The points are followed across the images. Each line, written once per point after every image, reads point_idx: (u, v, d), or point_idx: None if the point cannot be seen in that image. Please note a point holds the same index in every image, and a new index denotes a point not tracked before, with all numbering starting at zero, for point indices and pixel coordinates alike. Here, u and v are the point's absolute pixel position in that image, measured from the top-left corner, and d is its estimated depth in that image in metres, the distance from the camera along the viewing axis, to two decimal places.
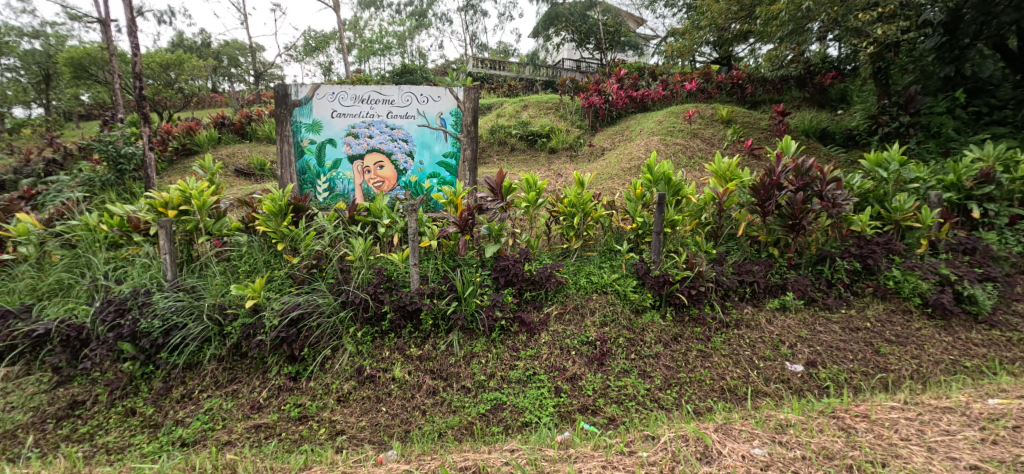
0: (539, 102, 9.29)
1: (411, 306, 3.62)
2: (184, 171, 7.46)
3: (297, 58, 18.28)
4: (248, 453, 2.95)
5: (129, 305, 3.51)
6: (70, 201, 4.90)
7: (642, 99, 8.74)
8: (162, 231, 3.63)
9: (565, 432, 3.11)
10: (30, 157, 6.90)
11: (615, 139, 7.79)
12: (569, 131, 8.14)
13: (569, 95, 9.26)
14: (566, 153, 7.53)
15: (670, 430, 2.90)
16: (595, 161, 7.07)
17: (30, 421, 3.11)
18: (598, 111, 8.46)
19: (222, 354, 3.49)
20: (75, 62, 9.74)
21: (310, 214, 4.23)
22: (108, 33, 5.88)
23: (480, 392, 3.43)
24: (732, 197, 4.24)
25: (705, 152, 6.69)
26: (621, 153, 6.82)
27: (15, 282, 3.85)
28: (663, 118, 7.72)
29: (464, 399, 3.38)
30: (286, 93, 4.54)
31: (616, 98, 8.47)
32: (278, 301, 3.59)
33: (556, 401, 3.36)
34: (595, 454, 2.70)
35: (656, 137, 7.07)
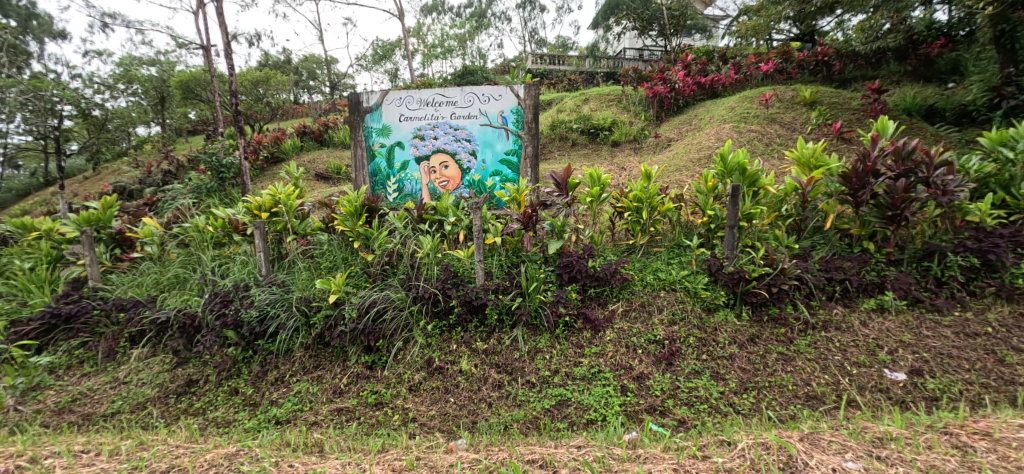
0: (601, 95, 9.08)
1: (477, 301, 3.75)
2: (272, 177, 8.25)
3: (366, 67, 19.35)
4: (333, 434, 3.22)
5: (232, 297, 3.95)
6: (183, 206, 5.62)
7: (712, 84, 8.21)
8: (256, 232, 4.04)
9: (632, 432, 3.04)
10: (151, 170, 7.97)
11: (682, 128, 7.39)
12: (631, 123, 7.85)
13: (632, 86, 8.92)
14: (629, 146, 7.29)
15: (748, 437, 2.73)
16: (660, 153, 6.78)
17: (156, 395, 3.60)
18: (664, 100, 7.98)
19: (309, 343, 3.83)
20: (184, 85, 11.15)
21: (382, 214, 4.44)
22: (209, 57, 6.62)
23: (545, 387, 3.46)
24: (820, 186, 3.86)
25: (785, 138, 6.15)
26: (689, 143, 6.48)
27: (143, 276, 4.48)
28: (737, 104, 7.18)
29: (529, 393, 3.43)
30: (358, 101, 4.81)
31: (682, 86, 7.97)
32: (356, 296, 3.88)
33: (621, 400, 3.29)
34: (664, 456, 2.62)
35: (728, 124, 6.61)
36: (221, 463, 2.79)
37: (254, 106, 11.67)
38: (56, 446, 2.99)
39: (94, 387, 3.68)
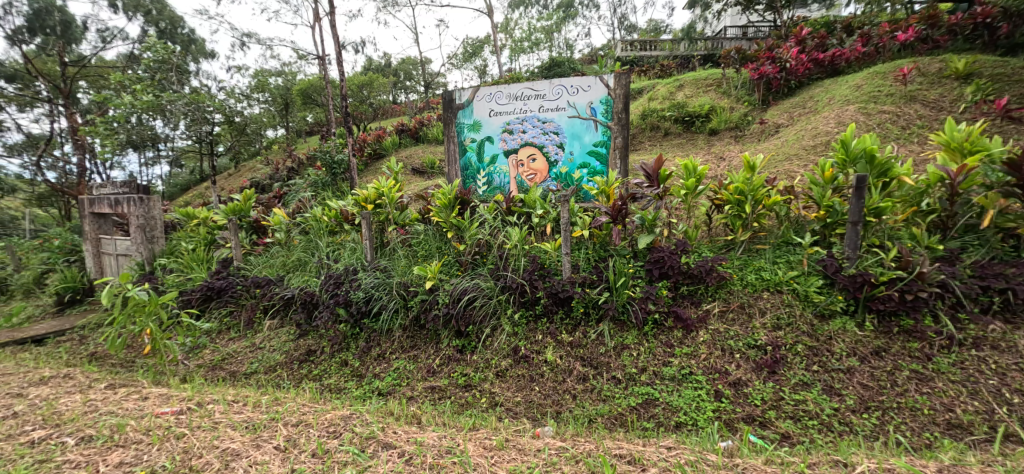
0: (697, 80, 8.40)
1: (563, 294, 3.75)
2: (375, 172, 9.00)
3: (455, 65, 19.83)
4: (428, 408, 3.44)
5: (343, 279, 4.44)
6: (304, 199, 6.44)
7: (832, 60, 7.06)
8: (364, 221, 4.46)
9: (727, 440, 2.85)
10: (277, 167, 9.14)
11: (793, 112, 6.54)
12: (732, 109, 7.17)
13: (734, 68, 8.06)
14: (729, 134, 6.66)
15: (870, 461, 2.42)
16: (766, 140, 6.11)
17: (283, 361, 4.17)
18: (771, 82, 7.15)
19: (407, 324, 4.15)
20: (304, 92, 12.81)
21: (473, 206, 4.62)
22: (325, 65, 7.39)
23: (631, 384, 3.37)
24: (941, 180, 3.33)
25: (928, 119, 5.19)
26: (802, 128, 5.76)
27: (274, 258, 5.21)
28: (864, 81, 6.20)
29: (614, 389, 3.37)
30: (451, 98, 5.07)
31: (795, 64, 6.99)
32: (449, 283, 4.11)
33: (715, 406, 3.09)
34: (767, 468, 2.42)
35: (853, 105, 5.77)
36: (339, 422, 2.99)
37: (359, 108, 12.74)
38: (214, 394, 3.57)
39: (238, 350, 4.38)
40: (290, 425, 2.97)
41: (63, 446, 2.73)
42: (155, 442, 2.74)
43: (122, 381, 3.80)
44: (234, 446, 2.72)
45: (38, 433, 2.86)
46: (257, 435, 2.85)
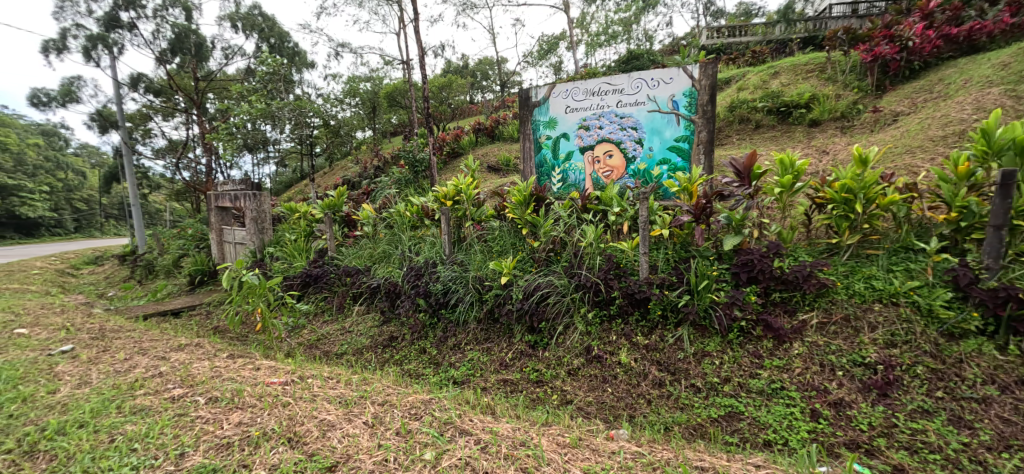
0: (796, 65, 7.57)
1: (639, 295, 3.60)
2: (453, 170, 9.30)
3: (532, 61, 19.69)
4: (502, 400, 3.46)
5: (423, 271, 4.69)
6: (389, 196, 7.00)
7: (969, 35, 6.01)
8: (442, 217, 4.70)
9: (826, 466, 2.55)
10: (364, 170, 9.80)
11: (915, 98, 5.67)
12: (838, 96, 6.38)
13: (841, 50, 7.13)
14: (834, 125, 5.93)
15: None
16: (879, 132, 5.37)
17: (369, 344, 4.46)
18: (888, 64, 6.16)
19: (482, 317, 4.25)
20: (390, 95, 13.23)
21: (548, 203, 4.59)
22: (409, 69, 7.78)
23: (713, 394, 3.15)
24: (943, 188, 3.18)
25: None
26: (926, 117, 4.98)
27: (362, 250, 5.62)
28: (1013, 59, 5.21)
29: (693, 398, 3.17)
30: (528, 96, 5.16)
31: (919, 42, 5.97)
32: (523, 279, 4.12)
33: (811, 427, 2.79)
34: None
35: (997, 88, 4.88)
36: (419, 405, 3.00)
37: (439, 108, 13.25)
38: (313, 370, 3.79)
39: (331, 332, 4.77)
40: (377, 404, 3.01)
41: (195, 404, 2.96)
42: (267, 407, 2.90)
43: (237, 352, 4.28)
44: (330, 417, 2.80)
45: (177, 390, 3.14)
46: (349, 410, 2.92)
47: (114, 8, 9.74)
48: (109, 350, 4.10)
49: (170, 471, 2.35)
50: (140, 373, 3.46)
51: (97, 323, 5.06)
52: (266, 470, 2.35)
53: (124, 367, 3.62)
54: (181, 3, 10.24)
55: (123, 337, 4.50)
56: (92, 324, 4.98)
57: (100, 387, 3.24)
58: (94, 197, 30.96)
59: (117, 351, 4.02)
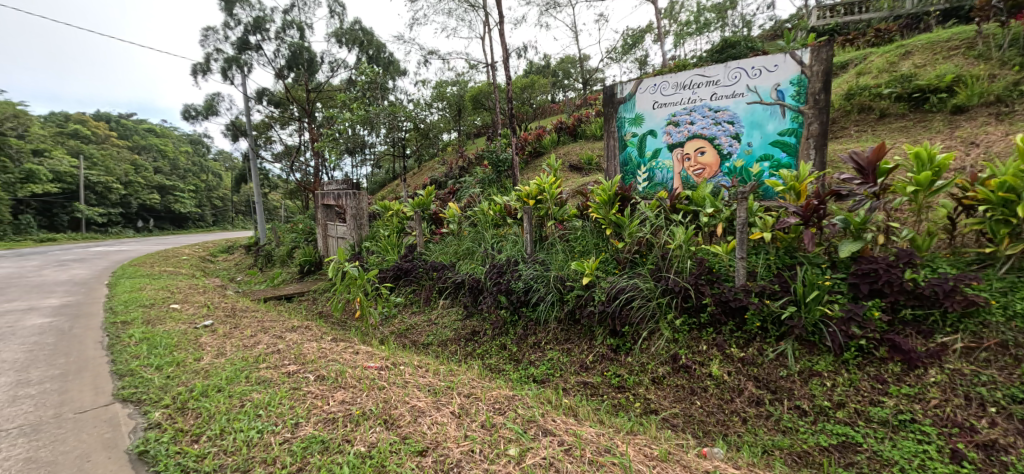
0: (932, 45, 6.57)
1: (735, 303, 3.30)
2: (536, 169, 9.29)
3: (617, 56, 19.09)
4: (583, 402, 3.33)
5: (505, 269, 4.71)
6: (474, 195, 7.17)
7: None
8: (524, 216, 4.71)
9: None
10: (449, 171, 10.12)
11: None
12: (989, 78, 5.41)
13: (996, 22, 6.04)
14: (984, 113, 5.04)
15: None
16: None
17: (453, 337, 4.54)
18: None
19: (562, 317, 4.15)
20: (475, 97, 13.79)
21: (633, 203, 4.37)
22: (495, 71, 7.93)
23: (823, 420, 2.81)
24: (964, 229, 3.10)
25: None
26: None
27: (448, 247, 5.80)
28: None
29: (798, 421, 2.85)
30: (612, 93, 4.98)
31: None
32: (606, 281, 3.97)
33: (951, 470, 2.38)
34: None
35: None
36: (503, 400, 3.00)
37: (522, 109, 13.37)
38: (405, 357, 3.93)
39: (417, 323, 4.93)
40: (463, 396, 3.05)
41: (306, 380, 3.20)
42: (365, 389, 3.05)
43: (339, 336, 4.59)
44: (420, 404, 2.87)
45: (291, 367, 3.43)
46: (437, 398, 2.97)
47: (245, 31, 10.97)
48: (239, 326, 4.60)
49: (288, 438, 2.55)
50: (263, 349, 3.82)
51: (229, 303, 5.75)
52: (365, 447, 2.45)
53: (251, 342, 4.03)
54: (297, 24, 11.28)
55: (250, 317, 5.03)
56: (226, 303, 5.65)
57: (233, 358, 3.64)
58: (226, 197, 35.41)
59: (245, 328, 4.49)
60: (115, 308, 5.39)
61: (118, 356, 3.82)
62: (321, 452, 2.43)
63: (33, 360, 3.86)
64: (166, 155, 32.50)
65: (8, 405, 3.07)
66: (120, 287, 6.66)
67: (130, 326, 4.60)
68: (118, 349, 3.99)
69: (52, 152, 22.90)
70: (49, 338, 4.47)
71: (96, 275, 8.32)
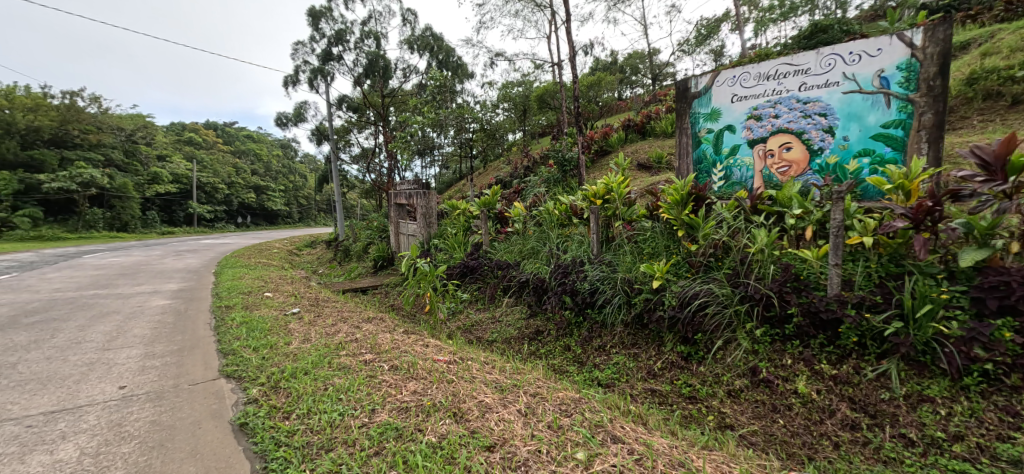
0: None
1: (827, 314, 3.00)
2: (602, 167, 9.08)
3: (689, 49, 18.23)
4: (652, 411, 3.16)
5: (570, 269, 4.59)
6: (539, 194, 7.14)
7: None
8: (591, 216, 4.64)
9: None
10: (515, 170, 10.18)
11: None
12: None
13: None
14: None
15: None
16: None
17: (516, 335, 4.51)
18: None
19: (628, 321, 3.97)
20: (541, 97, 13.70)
21: (709, 202, 4.09)
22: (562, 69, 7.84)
23: (935, 453, 2.48)
24: None
25: None
26: None
27: (512, 245, 5.80)
28: None
29: (903, 451, 2.53)
30: (686, 88, 4.73)
31: None
32: (677, 285, 3.75)
33: None
34: None
35: None
36: (569, 402, 2.92)
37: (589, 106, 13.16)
38: (472, 353, 3.96)
39: (482, 319, 4.96)
40: (529, 395, 3.01)
41: (381, 369, 3.32)
42: (434, 382, 3.10)
43: (410, 329, 4.73)
44: (487, 400, 2.87)
45: (367, 356, 3.57)
46: (504, 396, 2.96)
47: (329, 44, 11.67)
48: (322, 315, 4.89)
49: (365, 423, 2.64)
50: (342, 338, 4.02)
51: (313, 293, 6.15)
52: (436, 437, 2.48)
53: (332, 331, 4.25)
54: (374, 34, 11.84)
55: (332, 307, 5.32)
56: (311, 294, 6.04)
57: (318, 344, 3.86)
58: (310, 196, 38.07)
59: (327, 317, 4.76)
60: (220, 294, 5.95)
61: (222, 336, 4.20)
62: (395, 439, 2.48)
63: (157, 335, 4.32)
64: (261, 158, 35.55)
65: (138, 373, 3.45)
66: (224, 275, 7.36)
67: (232, 310, 5.06)
68: (223, 330, 4.39)
69: (170, 156, 25.89)
70: (169, 316, 5.03)
71: (204, 264, 9.25)
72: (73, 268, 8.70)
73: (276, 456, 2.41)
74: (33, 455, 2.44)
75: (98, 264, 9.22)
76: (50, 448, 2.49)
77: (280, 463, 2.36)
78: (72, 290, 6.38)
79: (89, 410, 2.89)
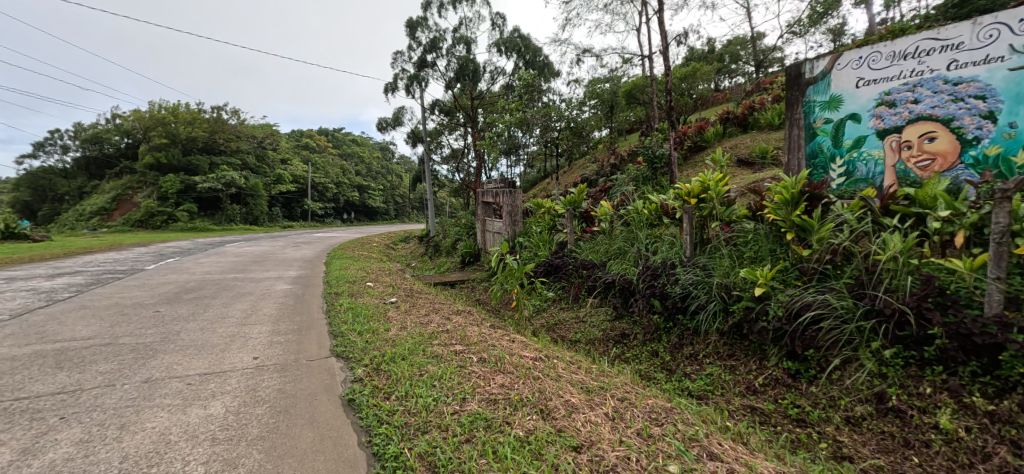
0: None
1: (982, 339, 2.54)
2: (696, 164, 8.58)
3: None
4: (752, 429, 2.87)
5: (660, 272, 4.35)
6: (628, 193, 6.91)
7: None
8: (685, 216, 4.36)
9: None
10: (603, 167, 9.97)
11: None
12: None
13: None
14: None
15: None
16: None
17: (601, 337, 4.38)
18: None
19: (725, 330, 3.68)
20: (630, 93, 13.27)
21: (826, 203, 3.67)
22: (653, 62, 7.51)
23: None
24: None
25: None
26: None
27: (598, 245, 5.66)
28: None
29: None
30: (799, 74, 4.53)
31: None
32: (785, 294, 3.40)
33: None
34: None
35: None
36: (660, 411, 2.77)
37: (682, 100, 12.51)
38: (558, 352, 3.92)
39: (565, 319, 4.89)
40: (617, 399, 2.89)
41: (470, 360, 3.39)
42: (522, 377, 3.11)
43: (496, 324, 4.81)
44: (573, 400, 2.80)
45: (458, 346, 3.67)
46: (591, 397, 2.88)
47: (423, 51, 12.23)
48: (417, 305, 5.14)
49: (457, 410, 2.70)
50: (435, 328, 4.18)
51: (409, 284, 6.50)
52: (524, 432, 2.47)
53: (425, 320, 4.44)
54: (465, 39, 12.20)
55: (425, 298, 5.57)
56: (406, 285, 6.37)
57: (412, 332, 4.05)
58: (404, 193, 40.36)
59: (422, 308, 5.00)
60: (330, 281, 6.50)
61: (333, 319, 4.58)
62: (484, 429, 2.51)
63: (282, 315, 4.81)
64: (361, 158, 38.38)
65: (267, 347, 3.84)
66: (333, 265, 8.05)
67: (340, 297, 5.50)
68: (333, 314, 4.77)
69: (288, 157, 28.89)
70: (290, 299, 5.60)
71: (317, 255, 10.19)
72: (217, 254, 10.06)
73: (379, 432, 2.52)
74: (192, 407, 2.78)
75: (237, 253, 10.60)
76: (204, 403, 2.83)
77: (382, 438, 2.46)
78: (216, 273, 7.37)
79: (232, 374, 3.26)
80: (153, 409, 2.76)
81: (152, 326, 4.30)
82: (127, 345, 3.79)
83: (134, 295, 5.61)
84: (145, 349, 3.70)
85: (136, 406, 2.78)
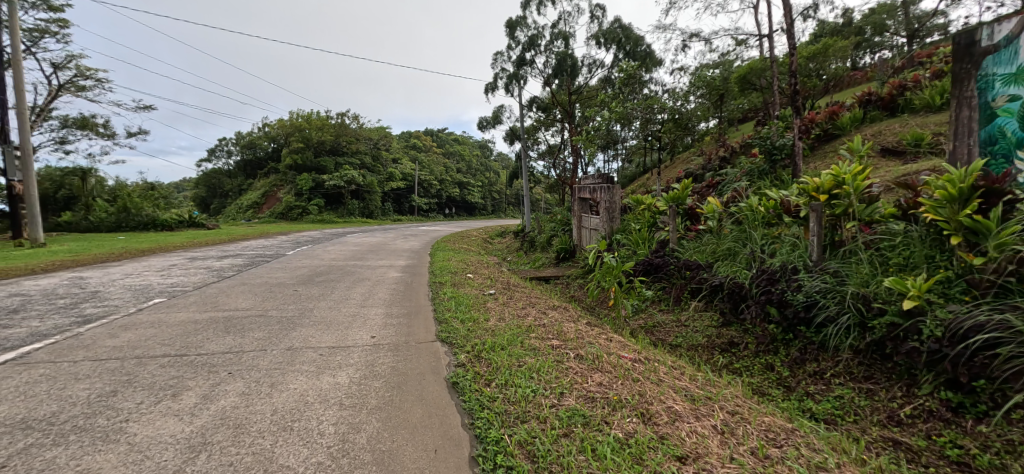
0: None
1: None
2: (825, 155, 7.63)
3: None
4: (896, 466, 2.37)
5: (778, 277, 3.88)
6: (740, 188, 6.34)
7: None
8: (812, 214, 3.84)
9: None
10: (712, 159, 9.29)
11: None
12: None
13: None
14: None
15: None
16: None
17: (704, 343, 4.02)
18: None
19: (862, 348, 3.18)
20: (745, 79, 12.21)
21: (1012, 200, 3.03)
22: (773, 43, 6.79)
23: None
24: None
25: None
26: None
27: (705, 244, 5.25)
28: None
29: None
30: (972, 42, 3.79)
31: None
32: (946, 309, 2.86)
33: None
34: None
35: None
36: (780, 431, 2.45)
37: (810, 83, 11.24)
38: (659, 356, 3.68)
39: (665, 321, 4.58)
40: (728, 412, 2.62)
41: (567, 355, 3.30)
42: (619, 377, 2.95)
43: (593, 321, 4.67)
44: (677, 407, 2.59)
45: (554, 341, 3.61)
46: (697, 407, 2.63)
47: (523, 50, 12.32)
48: (514, 297, 5.17)
49: (555, 404, 2.62)
50: (532, 321, 4.16)
51: (506, 277, 6.58)
52: (623, 434, 2.33)
53: (523, 313, 4.45)
54: (563, 35, 12.06)
55: (522, 291, 5.58)
56: (504, 277, 6.46)
57: (512, 323, 4.06)
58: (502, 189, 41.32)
59: (519, 300, 5.02)
60: (434, 271, 6.81)
61: (437, 306, 4.76)
62: (583, 425, 2.40)
63: (394, 299, 5.12)
64: (463, 156, 40.00)
65: (383, 328, 4.09)
66: (437, 256, 8.44)
67: (444, 286, 5.73)
68: (437, 301, 4.97)
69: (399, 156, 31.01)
70: (400, 285, 5.95)
71: (425, 246, 10.78)
72: (340, 243, 11.10)
73: (481, 415, 2.53)
74: (325, 374, 3.02)
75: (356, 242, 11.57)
76: (333, 372, 3.06)
77: (483, 422, 2.46)
78: (341, 259, 8.11)
79: (355, 350, 3.49)
80: (296, 372, 3.05)
81: (292, 303, 4.81)
82: (276, 317, 4.26)
83: (278, 275, 6.36)
84: (289, 322, 4.13)
85: (283, 368, 3.10)
